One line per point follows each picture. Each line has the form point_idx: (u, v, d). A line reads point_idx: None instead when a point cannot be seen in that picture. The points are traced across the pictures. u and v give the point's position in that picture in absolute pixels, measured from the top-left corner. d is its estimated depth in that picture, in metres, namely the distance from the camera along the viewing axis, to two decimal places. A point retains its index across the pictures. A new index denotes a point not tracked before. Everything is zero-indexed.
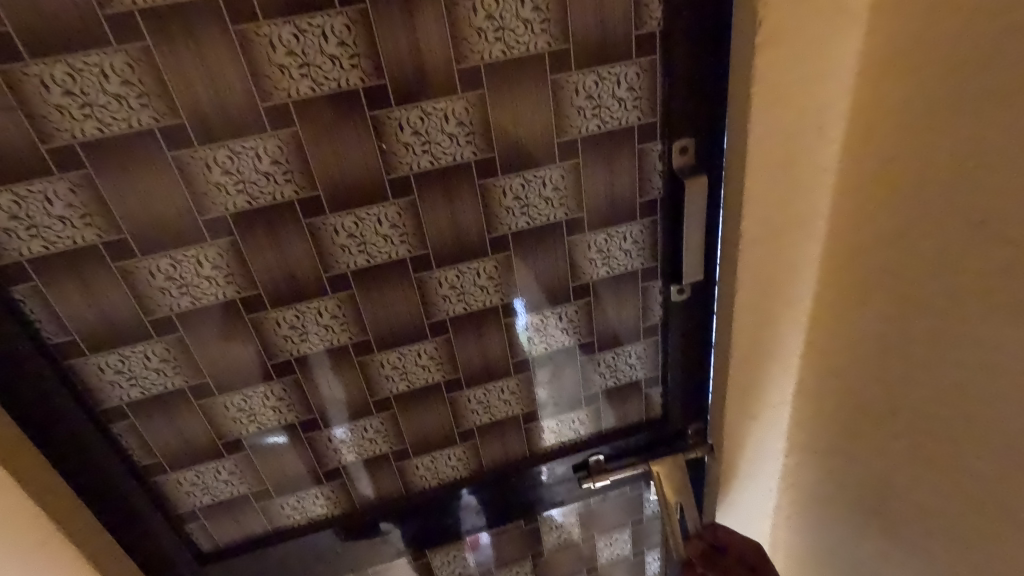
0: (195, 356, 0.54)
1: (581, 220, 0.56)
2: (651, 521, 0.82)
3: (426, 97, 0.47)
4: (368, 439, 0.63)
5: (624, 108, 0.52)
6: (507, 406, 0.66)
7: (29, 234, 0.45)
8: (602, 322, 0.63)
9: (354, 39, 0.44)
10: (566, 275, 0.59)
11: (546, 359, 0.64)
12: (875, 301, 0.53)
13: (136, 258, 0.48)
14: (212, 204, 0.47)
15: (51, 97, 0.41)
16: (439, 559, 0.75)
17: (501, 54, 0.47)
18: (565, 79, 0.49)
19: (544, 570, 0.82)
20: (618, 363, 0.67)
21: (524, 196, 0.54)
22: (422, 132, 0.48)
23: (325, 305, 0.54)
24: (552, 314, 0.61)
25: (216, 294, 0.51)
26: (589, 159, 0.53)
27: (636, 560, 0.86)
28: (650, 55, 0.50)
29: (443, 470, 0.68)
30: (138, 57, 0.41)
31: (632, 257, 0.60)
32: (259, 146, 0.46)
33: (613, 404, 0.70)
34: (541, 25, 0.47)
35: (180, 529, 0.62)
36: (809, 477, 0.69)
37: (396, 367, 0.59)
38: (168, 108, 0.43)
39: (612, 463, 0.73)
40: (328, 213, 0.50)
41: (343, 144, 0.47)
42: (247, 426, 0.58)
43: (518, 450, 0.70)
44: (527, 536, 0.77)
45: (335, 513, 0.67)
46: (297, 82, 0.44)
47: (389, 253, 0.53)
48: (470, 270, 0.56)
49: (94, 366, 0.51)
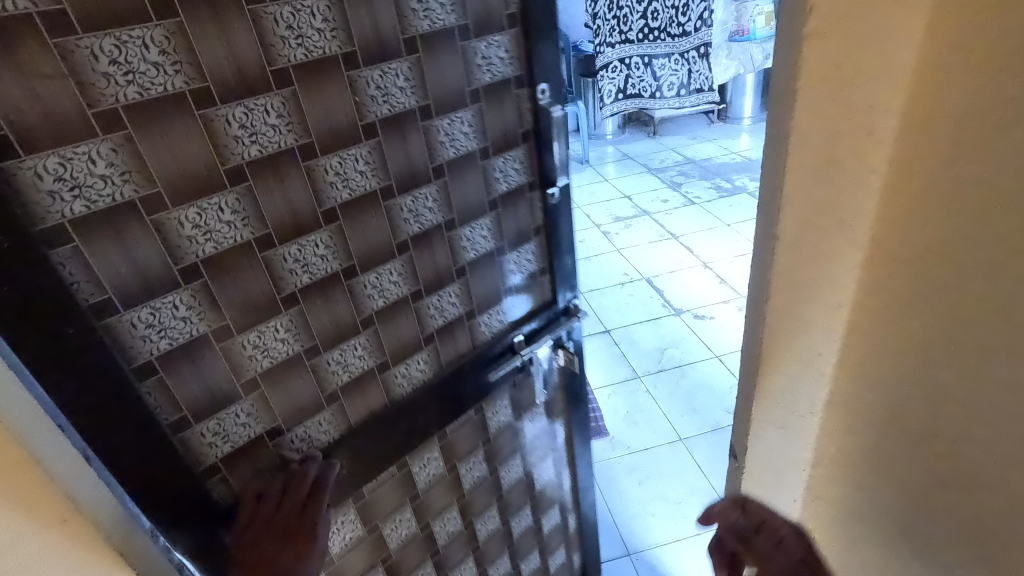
0: (214, 297, 0.83)
1: (489, 148, 1.13)
2: (523, 392, 1.47)
3: (383, 62, 0.91)
4: (356, 356, 1.05)
5: (505, 65, 1.10)
6: (453, 307, 1.19)
7: (73, 193, 0.68)
8: (507, 232, 1.25)
9: (331, 17, 0.83)
10: (484, 193, 1.16)
11: (474, 261, 1.20)
12: (810, 231, 0.73)
13: (169, 209, 0.75)
14: (231, 150, 0.78)
15: (100, 65, 0.66)
16: (416, 465, 1.26)
17: (428, 25, 0.95)
18: (469, 43, 1.02)
19: (492, 451, 1.46)
20: (520, 261, 1.30)
21: (452, 132, 1.05)
22: (386, 86, 0.92)
23: (320, 238, 0.92)
24: (476, 226, 1.17)
25: (232, 232, 0.82)
26: (490, 100, 1.10)
27: (550, 428, 1.62)
28: (517, 26, 1.09)
29: (412, 377, 1.16)
30: (167, 31, 0.69)
31: (520, 173, 1.22)
32: (267, 103, 0.80)
33: (520, 292, 1.33)
34: (450, 9, 0.97)
35: (211, 476, 0.91)
36: (812, 403, 0.88)
37: (374, 286, 1.03)
38: (197, 73, 0.72)
39: (528, 342, 1.37)
40: (320, 155, 0.87)
41: (324, 94, 0.85)
42: (259, 361, 0.91)
43: (465, 344, 1.25)
44: (476, 424, 1.37)
45: (331, 438, 1.05)
46: (294, 49, 0.80)
47: (364, 184, 0.94)
48: (421, 195, 1.04)
49: (127, 323, 0.75)
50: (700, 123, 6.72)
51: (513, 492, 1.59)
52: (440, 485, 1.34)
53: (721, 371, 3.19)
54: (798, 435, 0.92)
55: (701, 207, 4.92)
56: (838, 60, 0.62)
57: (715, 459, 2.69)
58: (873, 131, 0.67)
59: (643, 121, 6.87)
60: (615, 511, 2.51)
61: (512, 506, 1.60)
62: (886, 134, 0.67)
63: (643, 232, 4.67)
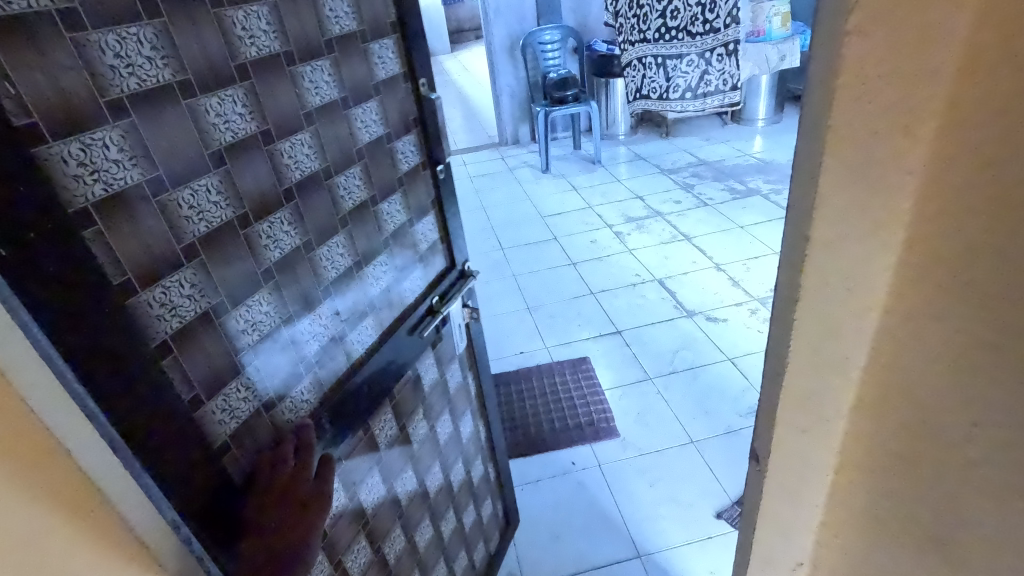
0: (211, 275, 0.97)
1: (389, 134, 1.42)
2: (441, 348, 1.76)
3: (310, 61, 1.14)
4: (321, 324, 1.25)
5: (389, 63, 1.39)
6: (383, 274, 1.45)
7: (94, 177, 0.78)
8: (412, 205, 1.55)
9: (270, 22, 1.05)
10: (392, 173, 1.44)
11: (393, 232, 1.47)
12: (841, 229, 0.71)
13: (169, 193, 0.88)
14: (212, 136, 0.95)
15: (107, 59, 0.79)
16: (377, 427, 1.48)
17: (338, 29, 1.21)
18: (366, 43, 1.30)
19: (428, 410, 1.72)
20: (423, 232, 1.61)
21: (364, 122, 1.32)
22: (316, 82, 1.16)
23: (285, 216, 1.12)
24: (390, 202, 1.45)
25: (218, 211, 0.97)
26: (385, 93, 1.39)
27: (462, 382, 1.93)
28: (394, 31, 1.39)
29: (362, 339, 1.39)
30: (154, 31, 0.85)
31: (411, 155, 1.52)
32: (233, 95, 0.98)
33: (425, 259, 1.63)
34: (349, 16, 1.25)
35: (223, 455, 1.02)
36: (836, 408, 0.86)
37: (327, 258, 1.25)
38: (180, 69, 0.89)
39: (443, 301, 1.67)
40: (277, 140, 1.08)
41: (273, 88, 1.06)
42: (251, 334, 1.07)
43: (395, 305, 1.51)
44: (412, 381, 1.62)
45: (311, 402, 1.24)
46: (248, 46, 1.00)
47: (310, 165, 1.17)
48: (349, 175, 1.29)
49: (146, 303, 0.86)
50: (715, 124, 6.69)
51: (447, 447, 1.86)
52: (396, 445, 1.58)
53: (733, 373, 3.17)
54: (822, 440, 0.90)
55: (714, 208, 4.89)
56: (871, 56, 0.62)
57: (725, 460, 2.68)
58: (910, 130, 0.64)
59: (657, 121, 6.87)
60: (626, 511, 2.51)
61: (450, 459, 1.88)
62: (924, 132, 0.64)
63: (653, 233, 4.66)
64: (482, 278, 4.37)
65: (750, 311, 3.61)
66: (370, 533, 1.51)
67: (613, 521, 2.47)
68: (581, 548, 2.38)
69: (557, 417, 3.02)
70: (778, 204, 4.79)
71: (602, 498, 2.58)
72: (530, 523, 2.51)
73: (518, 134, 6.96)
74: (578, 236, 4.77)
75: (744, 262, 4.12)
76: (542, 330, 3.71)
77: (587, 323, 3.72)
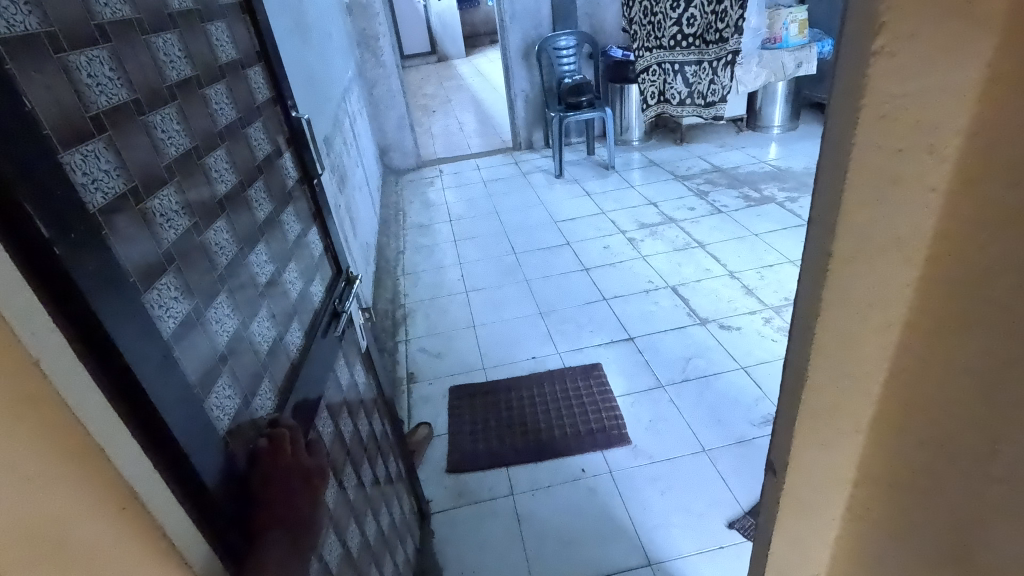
0: (187, 278, 1.04)
1: (276, 152, 1.51)
2: (351, 350, 1.83)
3: (212, 84, 1.23)
4: (266, 327, 1.32)
5: (262, 87, 1.49)
6: (296, 280, 1.52)
7: (94, 187, 0.83)
8: (303, 216, 1.63)
9: (181, 49, 1.13)
10: (284, 187, 1.52)
11: (296, 241, 1.55)
12: (865, 247, 0.73)
13: (146, 201, 0.95)
14: (164, 150, 1.02)
15: (84, 78, 0.85)
16: (324, 425, 1.52)
17: (224, 56, 1.30)
18: (244, 69, 1.39)
19: (352, 410, 1.77)
20: (314, 240, 1.69)
21: (258, 139, 1.41)
22: (219, 103, 1.25)
23: (225, 226, 1.19)
24: (288, 213, 1.53)
25: (178, 219, 1.04)
26: (265, 114, 1.48)
27: (368, 382, 1.99)
28: (260, 58, 1.49)
29: (295, 343, 1.46)
30: (108, 54, 0.91)
31: (293, 172, 1.61)
32: (169, 113, 1.05)
33: (318, 264, 1.71)
34: (229, 45, 1.34)
35: (228, 446, 1.06)
36: (855, 423, 0.87)
37: (259, 264, 1.32)
38: (131, 88, 0.96)
39: (344, 301, 1.76)
40: (206, 154, 1.16)
41: (194, 108, 1.14)
42: (222, 334, 1.13)
43: (309, 310, 1.58)
44: (337, 383, 1.68)
45: (273, 402, 1.30)
46: (171, 69, 1.08)
47: (231, 178, 1.25)
48: (258, 189, 1.37)
49: (152, 304, 0.92)
50: (729, 131, 6.66)
51: (370, 444, 1.90)
52: (336, 442, 1.60)
53: (745, 381, 3.15)
54: (839, 453, 0.91)
55: (728, 216, 4.87)
56: (894, 77, 0.62)
57: (737, 468, 2.67)
58: (934, 149, 0.65)
59: (671, 126, 6.85)
60: (636, 518, 2.51)
61: (374, 457, 1.92)
62: (949, 152, 0.65)
63: (663, 240, 4.65)
64: (493, 283, 4.39)
65: (764, 320, 3.58)
66: (335, 526, 1.51)
67: (623, 528, 2.47)
68: (591, 554, 2.38)
69: (567, 423, 3.02)
70: (794, 212, 4.76)
71: (612, 505, 2.58)
72: (540, 529, 2.51)
73: (531, 139, 6.98)
74: (590, 242, 4.77)
75: (754, 269, 4.11)
76: (553, 335, 3.72)
77: (599, 329, 3.71)
